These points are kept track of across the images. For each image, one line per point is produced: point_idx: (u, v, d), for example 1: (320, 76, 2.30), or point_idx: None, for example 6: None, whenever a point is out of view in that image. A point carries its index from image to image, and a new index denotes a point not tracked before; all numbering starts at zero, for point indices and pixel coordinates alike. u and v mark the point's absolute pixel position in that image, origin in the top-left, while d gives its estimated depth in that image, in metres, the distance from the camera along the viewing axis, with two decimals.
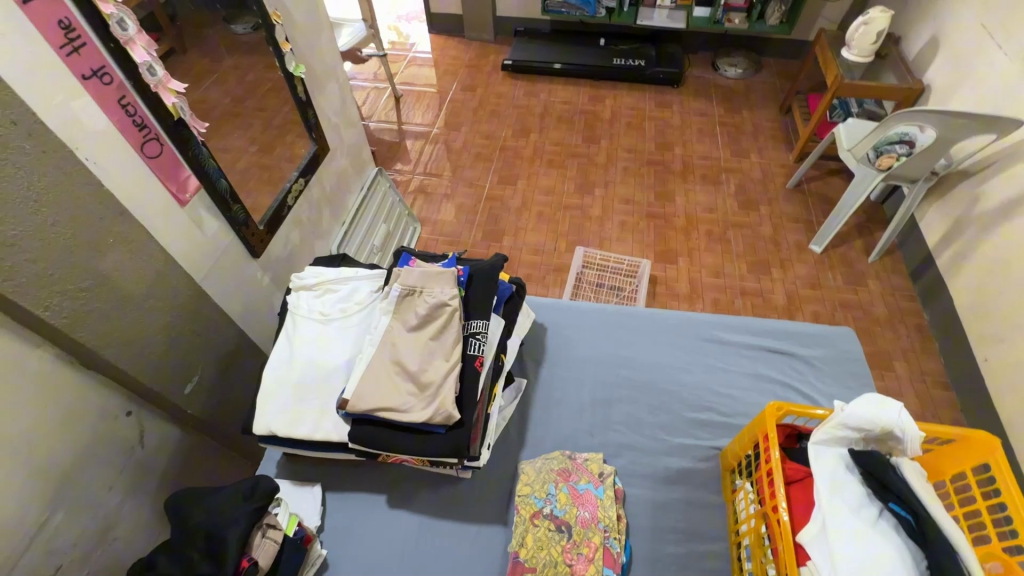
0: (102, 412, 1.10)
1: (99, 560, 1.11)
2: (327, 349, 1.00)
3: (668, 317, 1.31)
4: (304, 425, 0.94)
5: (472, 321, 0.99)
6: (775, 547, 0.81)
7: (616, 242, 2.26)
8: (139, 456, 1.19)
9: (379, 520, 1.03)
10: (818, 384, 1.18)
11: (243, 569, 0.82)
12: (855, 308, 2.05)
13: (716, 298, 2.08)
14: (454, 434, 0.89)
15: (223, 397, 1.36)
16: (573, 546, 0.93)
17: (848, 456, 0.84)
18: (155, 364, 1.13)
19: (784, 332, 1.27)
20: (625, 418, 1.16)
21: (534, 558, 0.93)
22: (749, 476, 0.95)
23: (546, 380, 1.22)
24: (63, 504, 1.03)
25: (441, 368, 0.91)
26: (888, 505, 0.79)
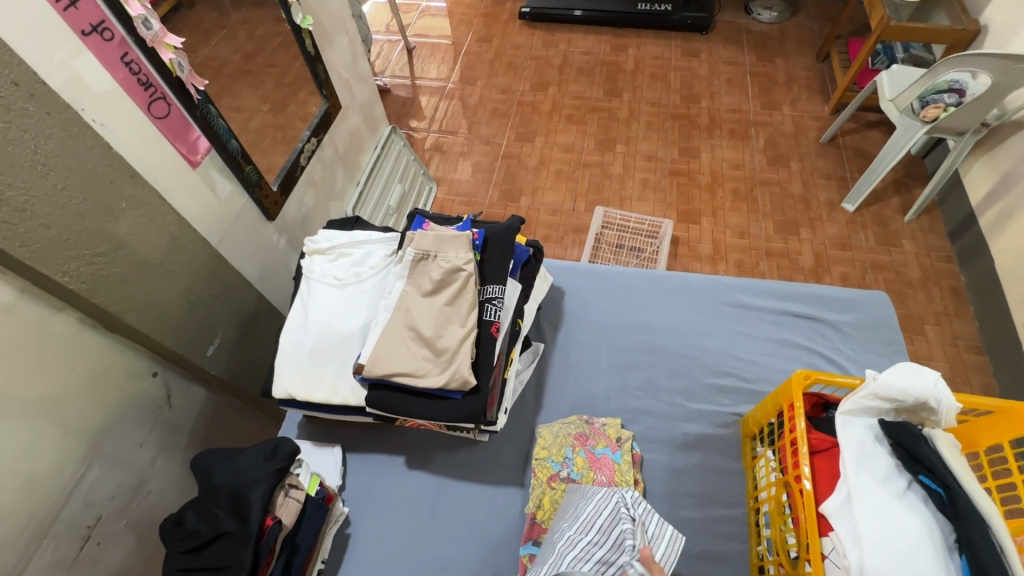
0: (130, 373, 1.13)
1: (136, 511, 1.17)
2: (341, 314, 0.99)
3: (690, 280, 1.27)
4: (322, 389, 0.95)
5: (487, 287, 0.97)
6: (796, 516, 0.79)
7: (637, 201, 2.19)
8: (167, 414, 1.23)
9: (397, 481, 1.05)
10: (847, 350, 1.14)
11: (268, 527, 0.83)
12: (886, 269, 1.96)
13: (740, 260, 2.02)
14: (470, 400, 0.88)
15: (245, 358, 1.38)
16: None
17: (878, 426, 0.81)
18: (177, 328, 1.15)
19: (813, 296, 1.21)
20: (643, 383, 1.14)
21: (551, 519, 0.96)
22: (771, 444, 0.93)
23: (563, 344, 1.20)
24: (97, 459, 1.08)
25: (456, 334, 0.89)
26: (918, 477, 0.76)
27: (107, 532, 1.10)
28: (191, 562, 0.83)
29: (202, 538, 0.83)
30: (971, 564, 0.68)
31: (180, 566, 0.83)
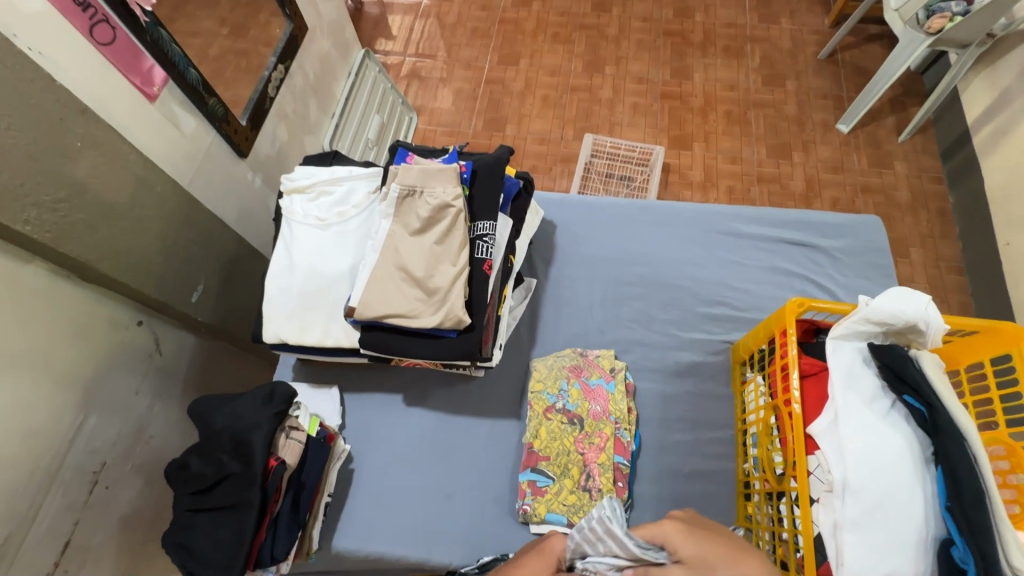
0: (113, 322, 1.11)
1: (140, 455, 1.19)
2: (327, 256, 0.96)
3: (684, 210, 1.23)
4: (314, 333, 0.93)
5: (478, 223, 0.93)
6: (784, 436, 0.82)
7: (627, 127, 2.10)
8: (158, 361, 1.23)
9: (396, 418, 1.07)
10: (838, 276, 1.14)
11: (273, 467, 0.85)
12: (877, 192, 1.94)
13: (732, 186, 1.98)
14: (465, 338, 0.88)
15: (232, 302, 1.36)
16: (585, 437, 0.99)
17: (867, 350, 0.83)
18: (158, 274, 1.12)
19: (807, 223, 1.19)
20: (636, 314, 1.15)
21: (548, 448, 0.99)
22: (761, 370, 0.95)
23: (555, 279, 1.18)
24: (94, 408, 1.08)
25: (448, 273, 0.86)
26: (902, 397, 0.78)
27: (114, 476, 1.13)
28: (199, 501, 0.85)
29: (208, 480, 0.85)
30: (946, 474, 0.71)
31: (190, 507, 0.86)
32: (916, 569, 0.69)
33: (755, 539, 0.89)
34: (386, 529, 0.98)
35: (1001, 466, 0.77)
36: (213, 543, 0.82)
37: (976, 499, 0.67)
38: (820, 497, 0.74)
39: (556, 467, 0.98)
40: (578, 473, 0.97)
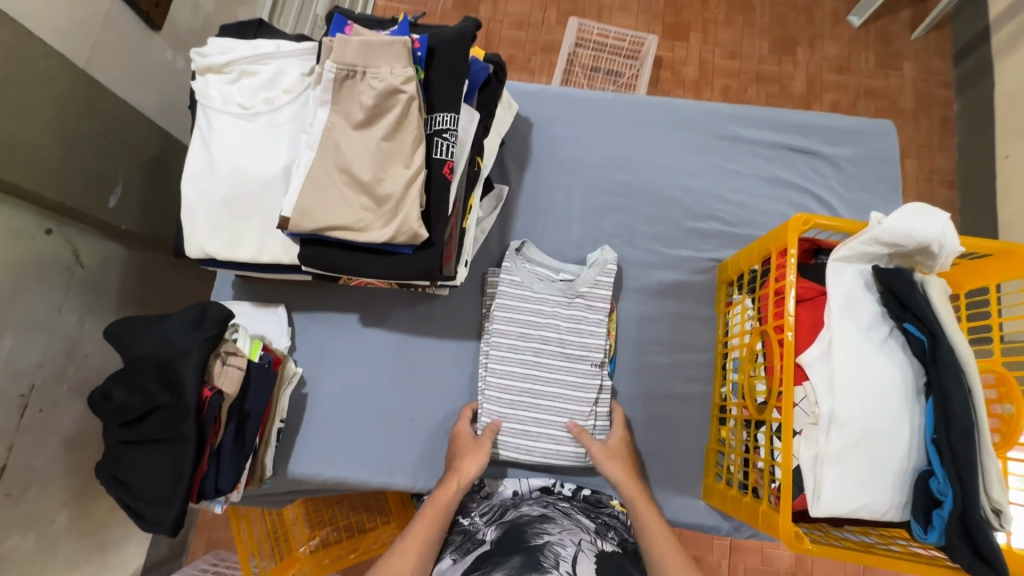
0: (18, 231, 0.95)
1: (76, 374, 1.11)
2: (255, 154, 0.79)
3: (681, 107, 1.06)
4: (246, 247, 0.79)
5: (436, 116, 0.76)
6: (770, 365, 0.76)
7: (617, 11, 1.83)
8: (81, 275, 1.10)
9: (353, 340, 0.97)
10: (840, 189, 1.04)
11: (208, 398, 0.76)
12: (881, 97, 1.79)
13: (727, 86, 1.79)
14: (424, 255, 0.76)
15: (158, 209, 1.19)
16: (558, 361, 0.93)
17: (869, 273, 0.74)
18: (59, 172, 0.95)
19: (815, 126, 1.05)
20: (618, 229, 1.04)
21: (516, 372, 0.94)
22: (750, 292, 0.88)
23: (530, 187, 1.04)
24: (6, 327, 0.95)
25: (401, 176, 0.72)
26: (902, 324, 0.71)
27: (49, 398, 1.06)
28: (131, 434, 0.77)
29: (136, 412, 0.76)
30: (936, 407, 0.67)
31: (120, 439, 0.78)
32: (893, 499, 0.67)
33: (726, 461, 0.88)
34: (345, 454, 0.93)
35: (988, 395, 0.74)
36: (150, 476, 0.75)
37: (966, 434, 0.63)
38: (803, 429, 0.70)
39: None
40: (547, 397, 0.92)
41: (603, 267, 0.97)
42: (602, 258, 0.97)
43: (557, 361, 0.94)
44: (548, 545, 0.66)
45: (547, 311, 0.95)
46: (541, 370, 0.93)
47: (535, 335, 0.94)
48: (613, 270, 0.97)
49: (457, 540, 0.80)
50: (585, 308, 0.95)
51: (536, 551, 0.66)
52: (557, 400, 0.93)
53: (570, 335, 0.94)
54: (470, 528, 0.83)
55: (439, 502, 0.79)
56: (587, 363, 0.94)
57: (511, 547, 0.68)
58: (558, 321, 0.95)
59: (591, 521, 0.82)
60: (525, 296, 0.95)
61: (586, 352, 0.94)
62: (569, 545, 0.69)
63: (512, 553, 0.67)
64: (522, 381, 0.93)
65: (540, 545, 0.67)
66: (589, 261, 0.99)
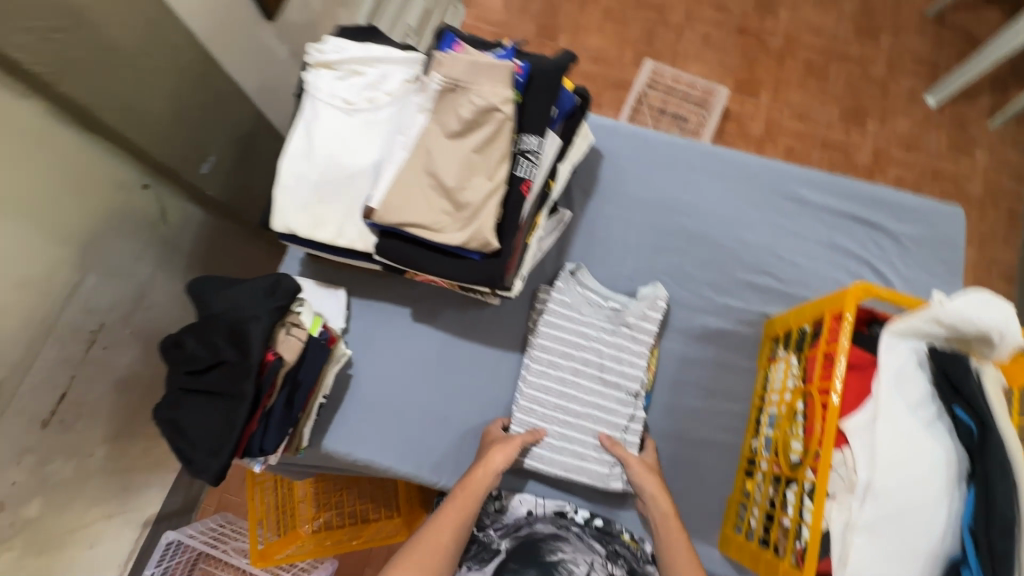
0: (116, 182, 1.05)
1: (139, 320, 1.20)
2: (351, 145, 0.85)
3: (751, 162, 1.09)
4: (326, 230, 0.85)
5: (523, 137, 0.81)
6: (810, 425, 0.77)
7: (693, 60, 1.88)
8: (162, 231, 1.19)
9: (401, 333, 1.02)
10: (900, 265, 1.04)
11: (269, 361, 0.81)
12: (947, 180, 1.77)
13: (791, 146, 1.81)
14: (490, 263, 0.80)
15: (240, 182, 1.29)
16: None
17: (925, 352, 0.75)
18: (166, 135, 1.04)
19: (883, 201, 1.06)
20: (671, 269, 1.06)
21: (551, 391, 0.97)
22: (798, 351, 0.88)
23: (592, 215, 1.08)
24: (92, 268, 1.05)
25: (482, 189, 0.77)
26: (952, 408, 0.71)
27: (113, 338, 1.15)
28: (193, 382, 0.82)
29: (203, 363, 0.81)
30: (978, 496, 0.66)
31: (182, 386, 0.83)
32: None
33: (748, 514, 0.88)
34: (377, 439, 0.97)
35: None
36: (205, 425, 0.80)
37: (1007, 530, 0.62)
38: (837, 494, 0.70)
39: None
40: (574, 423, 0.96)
41: (653, 302, 0.99)
42: (653, 294, 1.00)
43: (593, 384, 0.97)
44: (562, 563, 0.80)
45: (592, 335, 0.98)
46: (577, 389, 0.96)
47: (573, 355, 0.97)
48: (662, 307, 1.00)
49: (473, 549, 0.88)
50: (629, 338, 0.98)
51: (550, 565, 0.80)
52: (587, 420, 0.95)
53: (610, 361, 0.97)
54: (484, 538, 0.88)
55: (473, 487, 0.85)
56: (622, 392, 0.96)
57: (526, 560, 0.81)
58: (600, 347, 0.98)
59: (603, 546, 0.88)
60: (571, 318, 0.98)
61: (624, 381, 0.97)
62: (581, 565, 0.81)
63: (526, 565, 0.80)
64: (556, 397, 0.96)
65: (554, 562, 0.80)
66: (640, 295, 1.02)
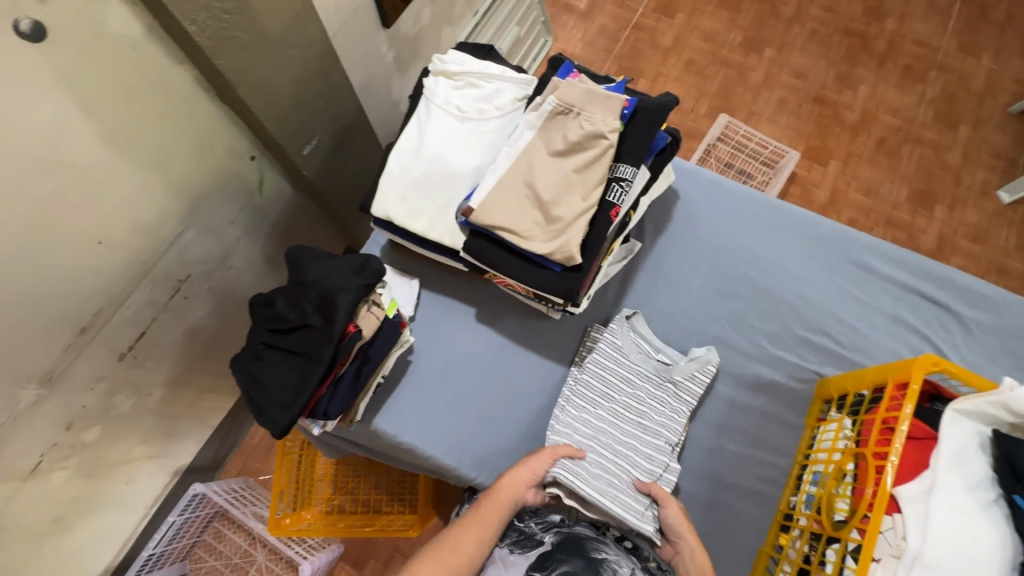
0: (230, 149, 1.16)
1: (219, 278, 1.29)
2: (457, 149, 0.92)
3: (824, 225, 1.11)
4: (421, 221, 0.92)
5: (619, 165, 0.87)
6: (860, 487, 0.77)
7: (766, 121, 1.92)
8: (256, 200, 1.29)
9: (463, 330, 1.07)
10: (963, 350, 1.03)
11: (349, 333, 0.87)
12: (1013, 277, 1.74)
13: (854, 218, 1.81)
14: (569, 276, 0.85)
15: (334, 168, 1.39)
16: None
17: (987, 436, 0.74)
18: (284, 116, 1.15)
19: (953, 283, 1.06)
20: (730, 315, 1.08)
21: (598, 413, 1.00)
22: (852, 414, 0.89)
23: (661, 250, 1.12)
24: (193, 223, 1.16)
25: (575, 206, 0.82)
26: (1010, 496, 0.70)
27: (194, 290, 1.23)
28: (276, 339, 0.89)
29: (289, 323, 0.88)
30: None
31: (265, 340, 0.90)
32: None
33: (779, 567, 0.88)
34: (424, 426, 1.01)
35: None
36: (280, 379, 0.86)
37: None
38: (881, 558, 0.71)
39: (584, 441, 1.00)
40: None
41: (704, 366, 1.02)
42: (705, 357, 1.03)
43: (632, 428, 0.98)
44: (607, 561, 0.80)
45: (636, 381, 1.01)
46: (615, 429, 0.98)
47: (610, 398, 1.00)
48: (711, 372, 1.03)
49: (514, 535, 0.88)
50: (673, 393, 1.01)
51: (597, 562, 0.79)
52: (624, 460, 0.96)
53: (651, 411, 0.99)
54: (526, 528, 0.89)
55: (505, 492, 0.87)
56: (660, 440, 0.97)
57: (572, 551, 0.81)
58: (644, 393, 1.00)
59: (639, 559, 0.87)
60: (618, 361, 1.02)
61: (664, 430, 0.98)
62: (624, 567, 0.81)
63: (573, 555, 0.80)
64: (592, 430, 0.98)
65: (600, 560, 0.80)
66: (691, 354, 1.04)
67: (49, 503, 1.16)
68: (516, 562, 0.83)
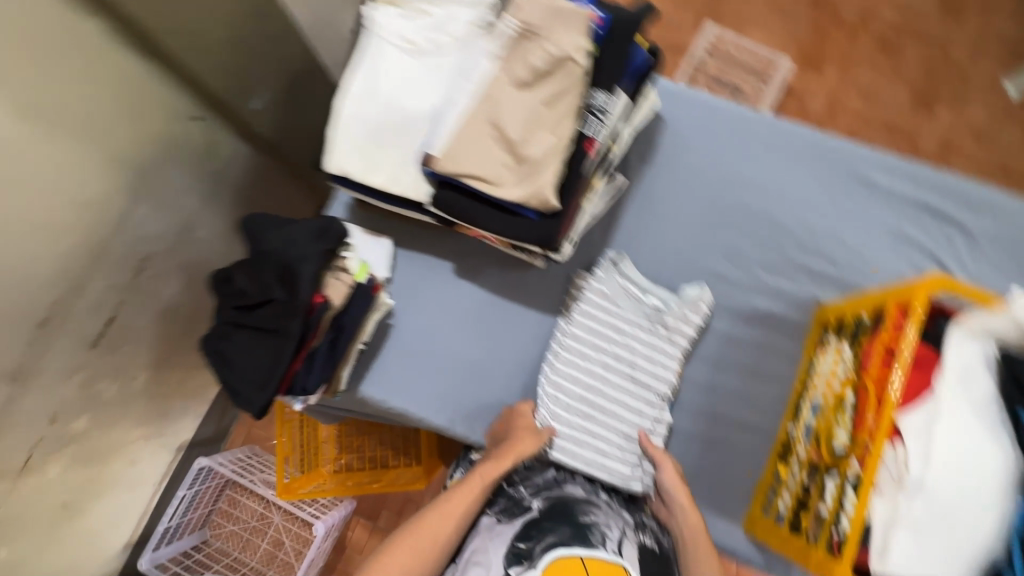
0: (168, 111, 1.05)
1: (185, 252, 1.21)
2: (412, 89, 0.82)
3: (822, 140, 1.03)
4: (381, 175, 0.84)
5: (594, 93, 0.79)
6: (860, 416, 0.75)
7: (759, 27, 1.76)
8: (211, 166, 1.18)
9: (443, 287, 1.01)
10: (969, 263, 0.98)
11: (317, 305, 0.82)
12: (1020, 178, 1.65)
13: (854, 129, 1.70)
14: (547, 223, 0.78)
15: (293, 121, 1.27)
16: None
17: (995, 353, 0.71)
18: (222, 67, 1.03)
19: (960, 192, 0.99)
20: (724, 246, 1.02)
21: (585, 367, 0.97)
22: (852, 341, 0.86)
23: (647, 183, 1.04)
24: (143, 199, 1.07)
25: (547, 143, 0.74)
26: (1015, 411, 0.68)
27: (159, 269, 1.16)
28: (242, 318, 0.83)
29: (252, 299, 0.82)
30: None
31: (231, 319, 0.84)
32: None
33: (778, 498, 0.88)
34: (412, 390, 0.98)
35: None
36: (251, 358, 0.82)
37: None
38: (882, 487, 0.69)
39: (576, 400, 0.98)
40: None
41: (695, 306, 0.98)
42: (697, 298, 0.98)
43: (622, 381, 0.97)
44: (595, 524, 0.74)
45: (626, 330, 0.98)
46: (605, 385, 0.97)
47: (598, 356, 0.97)
48: (704, 312, 0.99)
49: (502, 502, 0.84)
50: (665, 338, 0.97)
51: (584, 527, 0.73)
52: (611, 419, 0.96)
53: (641, 365, 0.97)
54: (515, 495, 0.85)
55: (488, 474, 0.82)
56: (651, 393, 0.96)
57: (558, 518, 0.75)
58: (634, 344, 0.98)
59: (632, 515, 0.85)
60: (608, 309, 0.98)
61: (654, 382, 0.96)
62: (614, 528, 0.75)
63: (560, 522, 0.74)
64: (582, 389, 0.96)
65: (588, 523, 0.74)
66: (683, 295, 1.00)
67: (53, 494, 1.16)
68: (502, 530, 0.77)
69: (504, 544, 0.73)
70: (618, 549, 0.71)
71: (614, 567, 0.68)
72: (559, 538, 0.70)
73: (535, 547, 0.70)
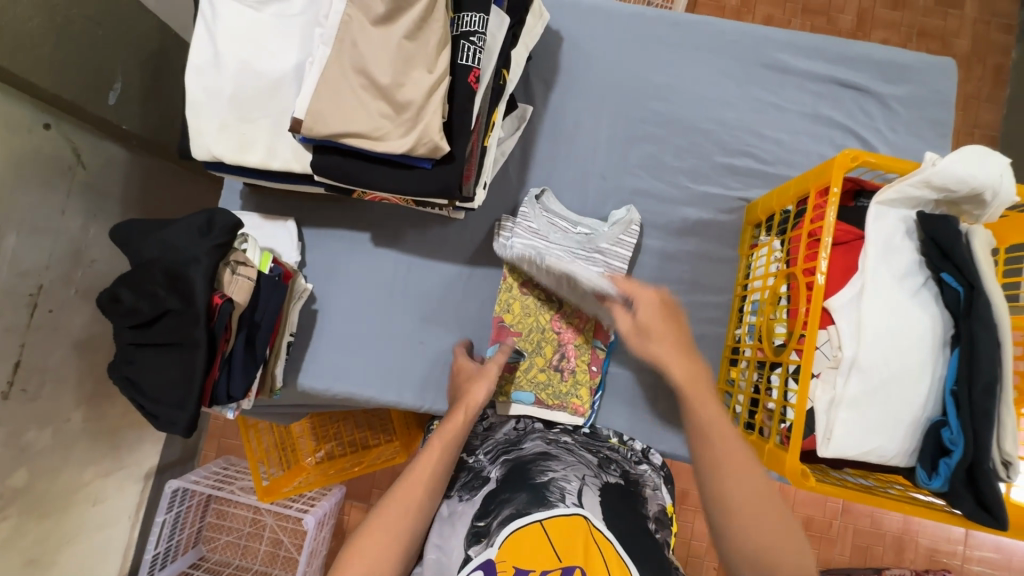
0: (10, 122, 0.89)
1: (83, 278, 1.09)
2: (265, 48, 0.73)
3: (726, 30, 0.97)
4: (256, 152, 0.75)
5: (464, 16, 0.71)
6: (795, 308, 0.74)
7: None
8: (83, 177, 1.04)
9: (363, 260, 0.95)
10: (887, 131, 0.96)
11: (218, 305, 0.75)
12: (935, 38, 1.64)
13: (770, 15, 1.64)
14: (443, 171, 0.71)
15: (160, 110, 1.16)
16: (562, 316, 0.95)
17: (912, 219, 0.70)
18: (53, 61, 0.90)
19: (871, 60, 0.96)
20: (646, 161, 0.98)
21: (522, 323, 0.94)
22: (781, 234, 0.84)
23: (555, 109, 0.98)
24: (9, 227, 0.91)
25: (422, 83, 0.67)
26: (939, 275, 0.68)
27: (57, 299, 1.04)
28: (140, 337, 0.76)
29: (145, 316, 0.74)
30: (961, 359, 0.65)
31: (131, 340, 0.76)
32: (903, 445, 0.67)
33: (734, 401, 0.88)
34: (354, 371, 0.93)
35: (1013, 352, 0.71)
36: (162, 378, 0.75)
37: (990, 388, 0.62)
38: (821, 372, 0.69)
39: (527, 342, 0.94)
40: (550, 351, 0.95)
41: (626, 227, 0.94)
42: (626, 218, 0.94)
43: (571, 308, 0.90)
44: (553, 482, 0.69)
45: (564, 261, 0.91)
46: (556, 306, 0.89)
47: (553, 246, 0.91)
48: (637, 232, 0.95)
49: (464, 477, 0.80)
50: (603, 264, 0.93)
51: (541, 487, 0.68)
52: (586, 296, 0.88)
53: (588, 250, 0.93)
54: (477, 467, 0.82)
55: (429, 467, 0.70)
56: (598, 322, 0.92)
57: (517, 485, 0.71)
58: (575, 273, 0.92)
59: (594, 455, 0.84)
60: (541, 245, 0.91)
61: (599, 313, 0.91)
62: (573, 481, 0.71)
63: (518, 489, 0.69)
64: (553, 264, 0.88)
65: (545, 482, 0.69)
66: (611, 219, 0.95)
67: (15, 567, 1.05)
68: (463, 511, 0.73)
69: (466, 526, 0.69)
70: (579, 501, 0.66)
71: (572, 520, 0.62)
72: (517, 507, 0.66)
73: (493, 523, 0.65)
